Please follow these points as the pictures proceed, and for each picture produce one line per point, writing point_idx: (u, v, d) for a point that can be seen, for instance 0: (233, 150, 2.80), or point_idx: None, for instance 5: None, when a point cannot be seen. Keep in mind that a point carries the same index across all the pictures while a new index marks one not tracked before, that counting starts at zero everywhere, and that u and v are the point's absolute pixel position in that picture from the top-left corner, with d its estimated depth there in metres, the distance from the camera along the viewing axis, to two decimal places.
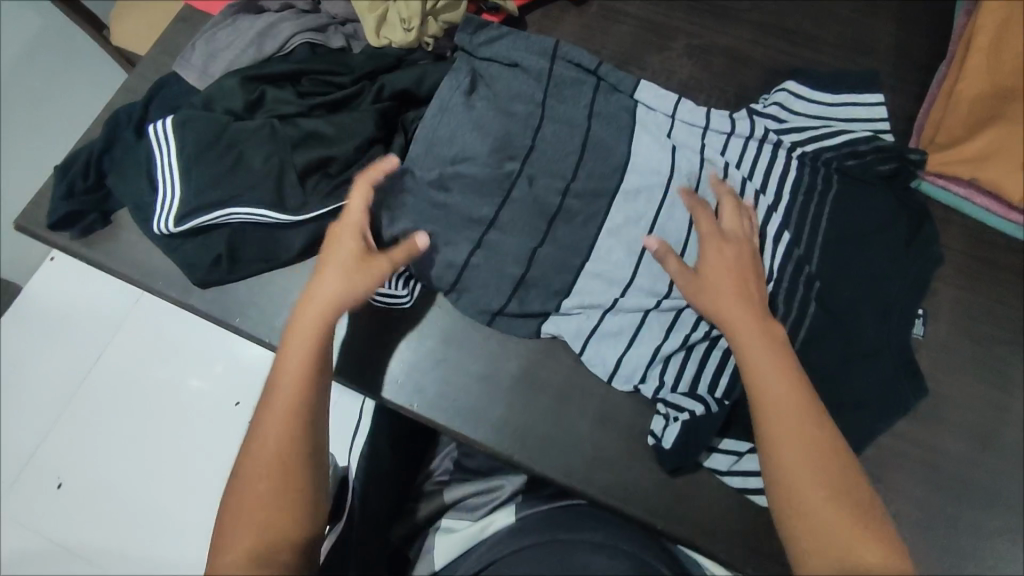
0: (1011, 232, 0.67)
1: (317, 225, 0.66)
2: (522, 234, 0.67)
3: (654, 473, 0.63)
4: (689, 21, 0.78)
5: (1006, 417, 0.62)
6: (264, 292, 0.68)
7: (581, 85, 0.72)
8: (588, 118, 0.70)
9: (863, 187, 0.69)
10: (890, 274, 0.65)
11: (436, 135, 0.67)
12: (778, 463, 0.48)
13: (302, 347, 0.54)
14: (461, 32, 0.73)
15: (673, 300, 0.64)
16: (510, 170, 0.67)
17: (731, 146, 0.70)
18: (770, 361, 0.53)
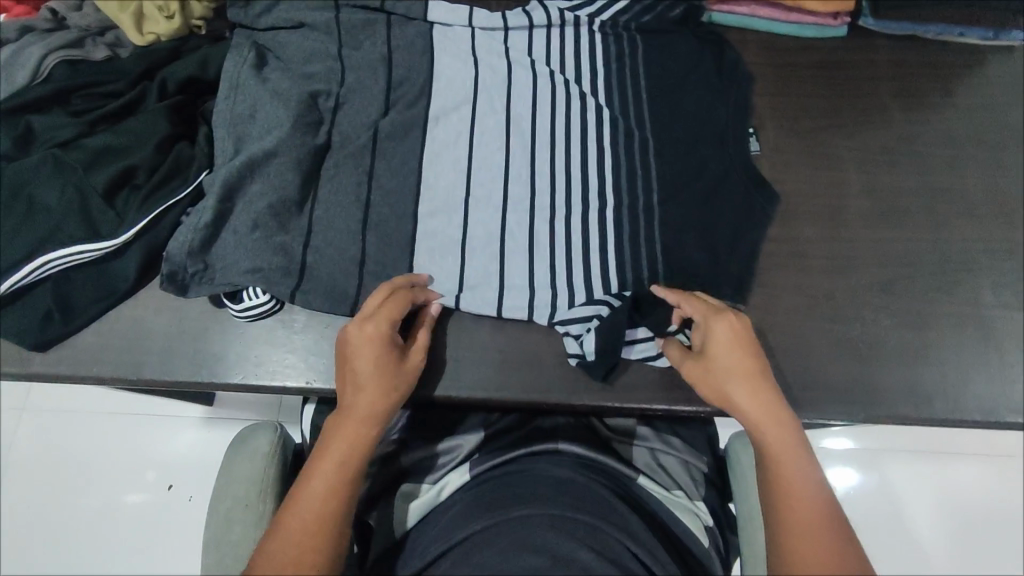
0: (799, 33, 0.73)
1: (143, 241, 0.60)
2: (362, 183, 0.65)
3: (563, 357, 0.64)
4: None
5: (847, 191, 0.67)
6: (112, 332, 0.62)
7: (372, 26, 0.70)
8: (388, 53, 0.69)
9: (665, 35, 0.71)
10: (714, 102, 0.68)
11: (233, 120, 0.64)
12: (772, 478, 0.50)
13: (336, 448, 0.51)
14: (232, 7, 0.70)
15: (521, 200, 0.65)
16: (321, 141, 0.66)
17: (534, 38, 0.71)
18: (745, 381, 0.54)
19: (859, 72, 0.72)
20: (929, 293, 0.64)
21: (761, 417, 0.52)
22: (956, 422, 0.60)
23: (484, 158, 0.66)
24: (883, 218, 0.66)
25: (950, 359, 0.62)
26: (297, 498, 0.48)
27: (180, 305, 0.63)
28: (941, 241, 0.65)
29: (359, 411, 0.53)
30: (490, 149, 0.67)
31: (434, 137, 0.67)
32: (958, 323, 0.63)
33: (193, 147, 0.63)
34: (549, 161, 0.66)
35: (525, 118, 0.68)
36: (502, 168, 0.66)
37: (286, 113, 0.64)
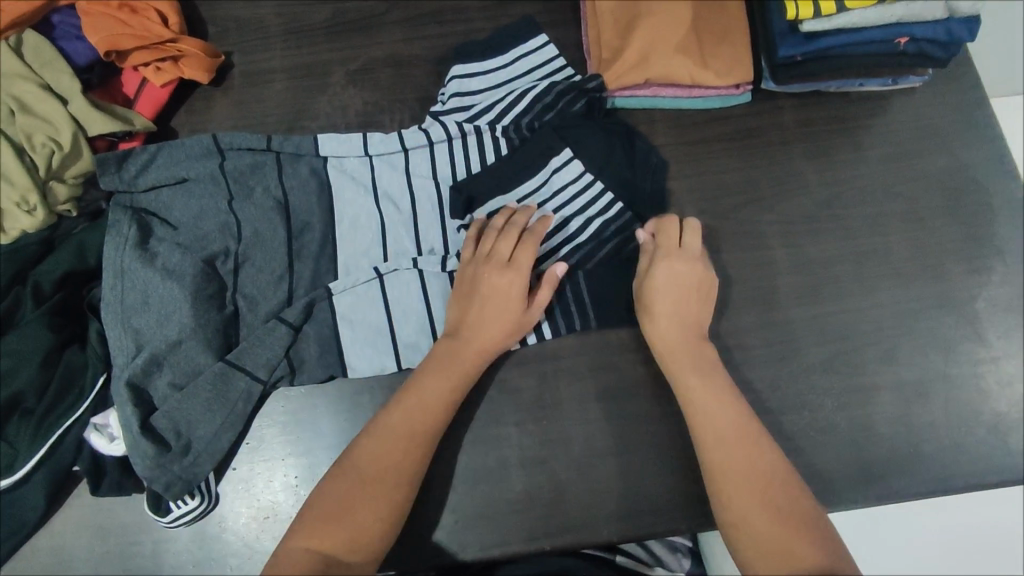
0: (703, 105, 0.70)
1: (44, 469, 0.56)
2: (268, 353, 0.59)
3: (518, 501, 0.59)
4: (338, 48, 0.73)
5: (776, 269, 0.66)
6: (33, 564, 0.58)
7: (261, 169, 0.64)
8: (283, 199, 0.63)
9: (575, 129, 0.66)
10: (631, 200, 0.65)
11: (122, 315, 0.58)
12: (717, 474, 0.52)
13: (389, 447, 0.53)
14: (103, 175, 0.61)
15: None
16: (227, 311, 0.60)
17: (437, 156, 0.66)
18: (713, 396, 0.55)
19: (769, 137, 0.70)
20: (869, 364, 0.63)
21: (728, 443, 0.53)
22: (915, 494, 0.60)
23: (405, 304, 0.61)
24: (814, 292, 0.65)
25: (900, 430, 0.62)
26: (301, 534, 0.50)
27: (100, 524, 0.58)
28: (873, 306, 0.65)
29: (434, 385, 0.56)
30: (408, 293, 0.61)
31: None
32: (902, 391, 0.63)
33: (85, 351, 0.58)
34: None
35: (442, 252, 0.63)
36: (426, 311, 0.61)
37: (181, 293, 0.58)
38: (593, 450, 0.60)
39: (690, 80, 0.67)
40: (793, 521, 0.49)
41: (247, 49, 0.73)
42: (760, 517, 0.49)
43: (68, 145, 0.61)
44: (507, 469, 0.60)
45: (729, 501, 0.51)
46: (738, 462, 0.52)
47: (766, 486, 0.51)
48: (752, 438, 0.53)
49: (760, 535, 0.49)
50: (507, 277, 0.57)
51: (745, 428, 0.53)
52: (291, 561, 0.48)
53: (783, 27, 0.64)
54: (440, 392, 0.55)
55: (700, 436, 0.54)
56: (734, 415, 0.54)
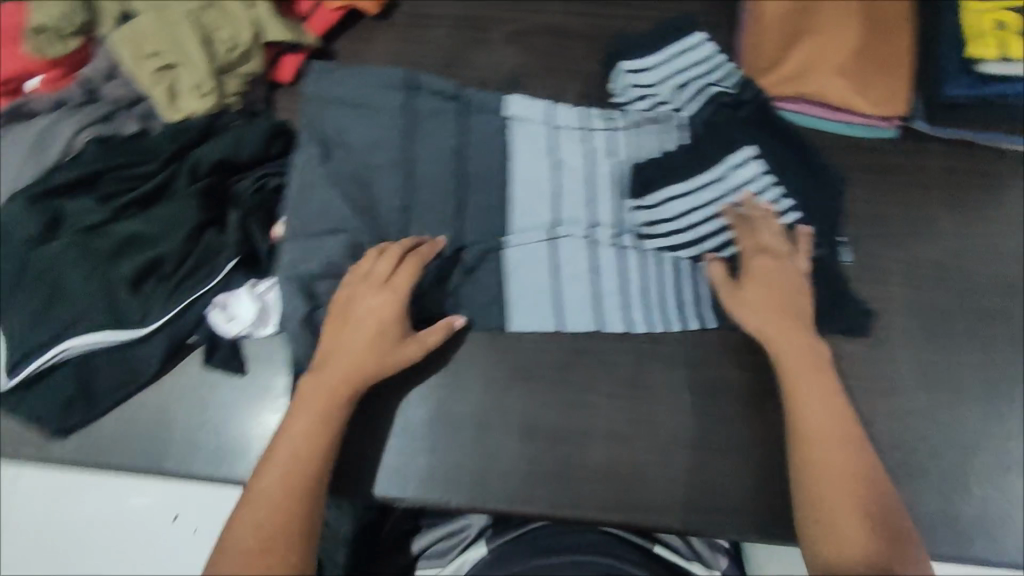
0: (847, 132, 0.69)
1: (168, 330, 0.59)
2: None
3: (594, 470, 0.60)
4: (501, 8, 0.76)
5: (893, 307, 0.65)
6: (136, 419, 0.61)
7: (445, 113, 0.66)
8: (455, 144, 0.65)
9: (762, 132, 0.65)
10: (806, 208, 0.64)
11: (295, 224, 0.62)
12: (809, 452, 0.53)
13: (307, 426, 0.53)
14: (305, 79, 0.67)
15: (615, 313, 0.62)
16: (399, 239, 0.62)
17: (613, 138, 0.66)
18: (823, 395, 0.55)
19: (909, 176, 0.69)
20: (972, 422, 0.62)
21: (825, 434, 0.53)
22: (995, 561, 0.59)
23: (573, 269, 0.62)
24: (928, 338, 0.64)
25: (991, 493, 0.60)
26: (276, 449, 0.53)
27: (202, 396, 0.61)
28: (987, 365, 0.63)
29: (342, 374, 0.55)
30: (577, 259, 0.62)
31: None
32: (1002, 455, 0.61)
33: (222, 235, 0.61)
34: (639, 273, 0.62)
35: (587, 222, 0.63)
36: (589, 282, 0.62)
37: (355, 212, 0.62)
38: (677, 439, 0.60)
39: (842, 103, 0.67)
40: (864, 515, 0.50)
41: None
42: (845, 513, 0.50)
43: (244, 44, 0.65)
44: (589, 437, 0.61)
45: (818, 496, 0.51)
46: (836, 443, 0.53)
47: (858, 473, 0.51)
48: (848, 423, 0.54)
49: (837, 518, 0.50)
50: (382, 299, 0.57)
51: (841, 433, 0.53)
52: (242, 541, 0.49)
53: (954, 67, 0.64)
54: (355, 376, 0.55)
55: (796, 413, 0.54)
56: (835, 414, 0.54)
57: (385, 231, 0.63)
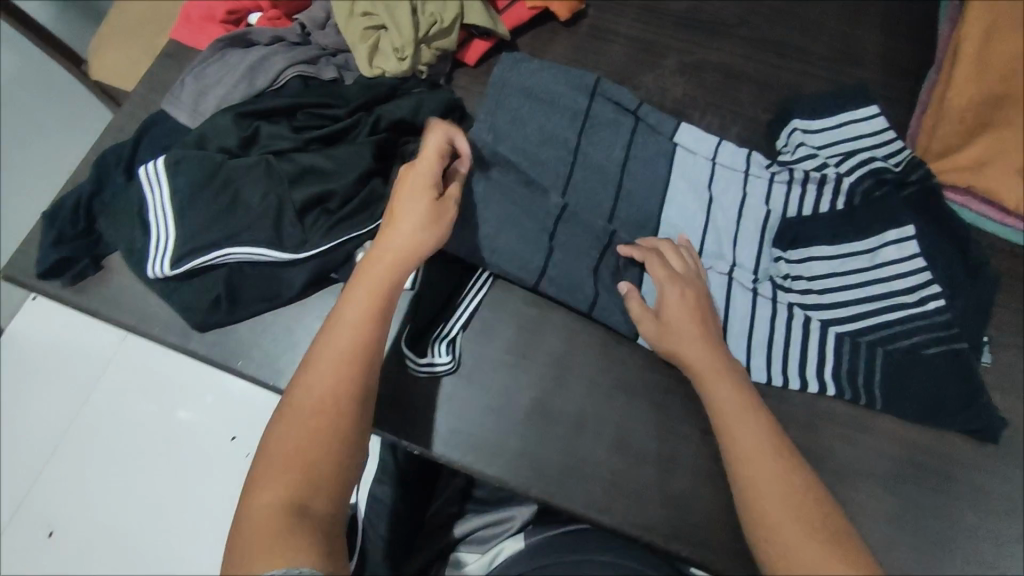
0: (1005, 235, 0.68)
1: (317, 261, 0.64)
2: (523, 258, 0.64)
3: (676, 498, 0.60)
4: (680, 38, 0.78)
5: (1015, 423, 0.63)
6: (265, 332, 0.66)
7: (618, 125, 0.71)
8: (623, 160, 0.70)
9: (920, 215, 0.66)
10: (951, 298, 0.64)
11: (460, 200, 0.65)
12: (744, 483, 0.52)
13: (320, 368, 0.52)
14: (499, 68, 0.73)
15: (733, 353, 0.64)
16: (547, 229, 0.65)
17: (773, 192, 0.69)
18: (750, 429, 0.55)
19: None
20: None
21: (761, 454, 0.53)
22: None
23: None
24: None
25: None
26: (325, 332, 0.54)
27: None
28: None
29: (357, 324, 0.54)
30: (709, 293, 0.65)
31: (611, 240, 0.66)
32: None
33: (386, 187, 0.66)
34: (767, 320, 0.65)
35: (727, 261, 0.67)
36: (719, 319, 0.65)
37: (523, 194, 0.66)
38: None
39: (1014, 204, 0.65)
40: (829, 536, 0.49)
41: (603, 8, 0.80)
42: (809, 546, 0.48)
43: (447, 21, 0.70)
44: (677, 466, 0.61)
45: (765, 510, 0.51)
46: (771, 478, 0.52)
47: (799, 505, 0.51)
48: (785, 453, 0.54)
49: (802, 553, 0.48)
50: (412, 172, 0.59)
51: (778, 453, 0.54)
52: (262, 504, 0.46)
53: None
54: (350, 337, 0.53)
55: (727, 439, 0.55)
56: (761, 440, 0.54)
57: (539, 220, 0.66)
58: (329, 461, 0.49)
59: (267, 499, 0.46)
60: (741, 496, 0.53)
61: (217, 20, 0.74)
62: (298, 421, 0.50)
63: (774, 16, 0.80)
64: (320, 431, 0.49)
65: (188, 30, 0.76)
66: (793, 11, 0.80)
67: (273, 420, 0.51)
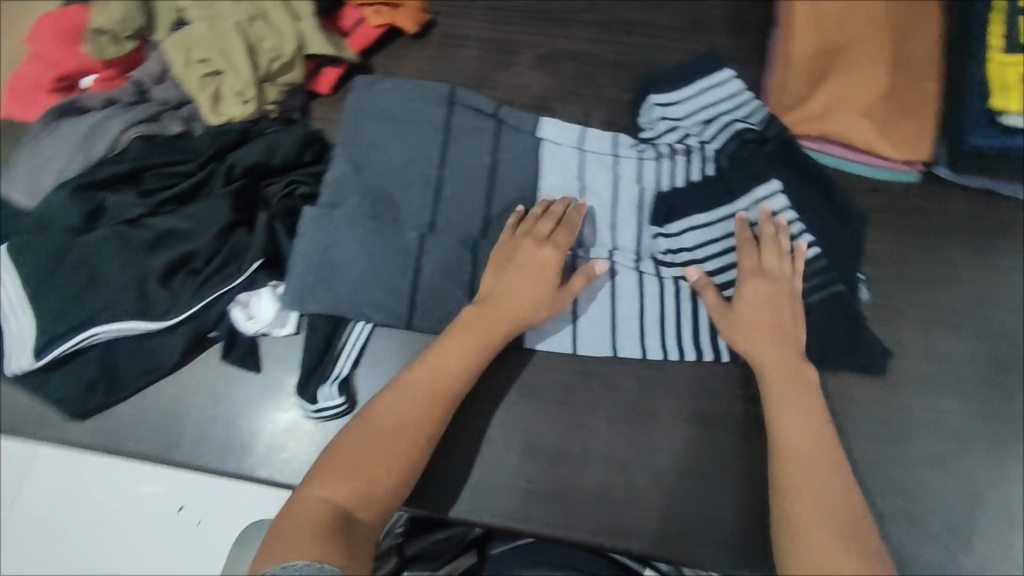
0: (869, 173, 0.70)
1: (190, 324, 0.62)
2: (391, 282, 0.64)
3: (591, 492, 0.60)
4: (531, 32, 0.78)
5: (903, 350, 0.65)
6: (152, 407, 0.64)
7: (481, 130, 0.70)
8: (492, 163, 0.69)
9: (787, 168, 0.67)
10: (822, 241, 0.65)
11: (325, 243, 0.64)
12: (789, 475, 0.52)
13: (416, 405, 0.55)
14: (351, 94, 0.72)
15: (626, 338, 0.64)
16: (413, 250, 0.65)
17: (643, 169, 0.70)
18: (797, 414, 0.55)
19: (928, 220, 0.69)
20: (982, 472, 0.61)
21: (805, 458, 0.53)
22: None
23: (588, 294, 0.64)
24: (938, 384, 0.64)
25: (997, 548, 0.59)
26: (419, 368, 0.58)
27: (216, 389, 0.64)
28: (999, 416, 0.62)
29: (450, 355, 0.58)
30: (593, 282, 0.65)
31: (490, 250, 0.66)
32: (1009, 508, 0.60)
33: (251, 235, 0.65)
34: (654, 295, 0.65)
35: (609, 246, 0.67)
36: (609, 305, 0.64)
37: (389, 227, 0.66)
38: (678, 468, 0.61)
39: (865, 144, 0.68)
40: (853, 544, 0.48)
41: (450, 13, 0.79)
42: (828, 537, 0.48)
43: (287, 55, 0.68)
44: (588, 459, 0.61)
45: (800, 526, 0.49)
46: (821, 487, 0.51)
47: (829, 514, 0.50)
48: (841, 472, 0.53)
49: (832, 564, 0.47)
50: (544, 252, 0.61)
51: (832, 451, 0.54)
52: (308, 508, 0.48)
53: (979, 117, 0.64)
54: (445, 371, 0.57)
55: (775, 430, 0.55)
56: (816, 430, 0.55)
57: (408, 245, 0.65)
58: (378, 491, 0.51)
59: (315, 496, 0.49)
60: (779, 485, 0.52)
61: (45, 90, 0.70)
62: (349, 452, 0.52)
63: None
64: (384, 454, 0.52)
65: (14, 103, 0.71)
66: None
67: (349, 424, 0.55)
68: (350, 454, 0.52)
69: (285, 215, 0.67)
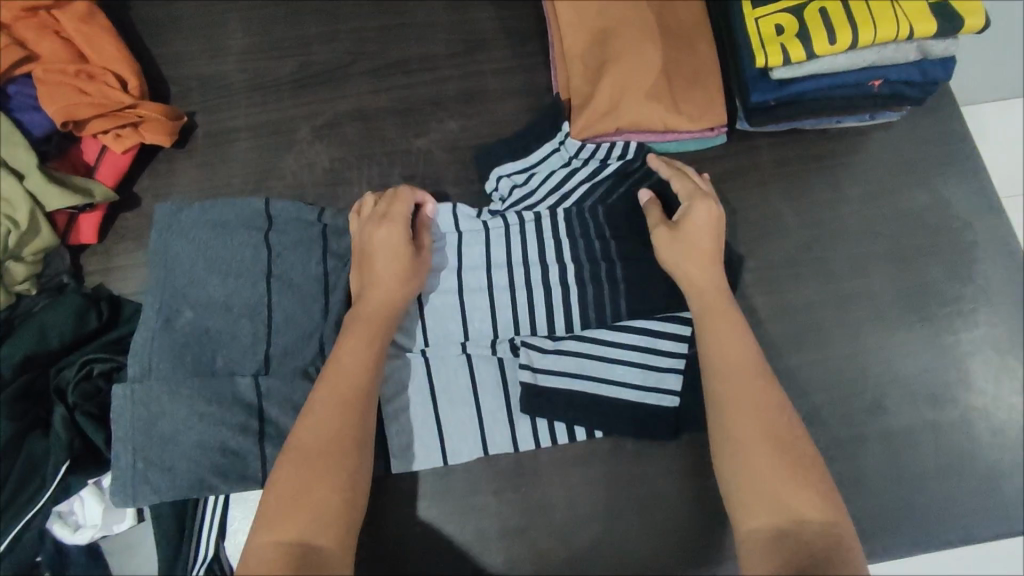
0: (679, 149, 0.69)
1: (8, 562, 0.55)
2: (235, 457, 0.57)
3: (498, 572, 0.58)
4: (302, 103, 0.72)
5: (758, 319, 0.65)
6: None
7: (304, 245, 0.64)
8: (324, 278, 0.63)
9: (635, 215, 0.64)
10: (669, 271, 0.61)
11: (147, 419, 0.56)
12: (722, 404, 0.51)
13: (338, 390, 0.52)
14: (155, 270, 0.63)
15: (494, 430, 0.60)
16: (253, 423, 0.58)
17: (493, 236, 0.63)
18: (730, 336, 0.54)
19: (743, 179, 0.69)
20: (857, 413, 0.62)
21: (734, 375, 0.52)
22: (910, 550, 0.59)
23: (450, 391, 0.60)
24: (798, 340, 0.64)
25: (891, 482, 0.60)
26: (334, 366, 0.53)
27: None
28: (859, 352, 0.63)
29: (356, 349, 0.54)
30: (455, 380, 0.60)
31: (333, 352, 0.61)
32: (891, 438, 0.61)
33: (48, 437, 0.57)
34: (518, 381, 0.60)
35: (461, 339, 0.61)
36: (474, 400, 0.60)
37: (220, 382, 0.58)
38: (576, 517, 0.59)
39: (661, 126, 0.66)
40: (798, 467, 0.47)
41: (209, 108, 0.71)
42: (759, 453, 0.48)
43: (25, 223, 0.60)
44: (485, 540, 0.58)
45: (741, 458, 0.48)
46: (752, 410, 0.50)
47: (780, 443, 0.48)
48: (774, 398, 0.51)
49: (778, 494, 0.46)
50: (383, 227, 0.58)
51: (767, 393, 0.51)
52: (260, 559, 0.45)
53: (754, 73, 0.62)
54: (357, 364, 0.53)
55: (715, 364, 0.53)
56: (745, 343, 0.53)
57: (252, 421, 0.58)
58: (329, 520, 0.47)
59: (269, 542, 0.45)
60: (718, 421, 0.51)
61: None
62: (300, 461, 0.48)
63: (384, 35, 0.74)
64: (330, 467, 0.48)
65: None
66: (401, 20, 0.74)
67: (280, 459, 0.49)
68: (308, 477, 0.48)
69: (91, 402, 0.58)
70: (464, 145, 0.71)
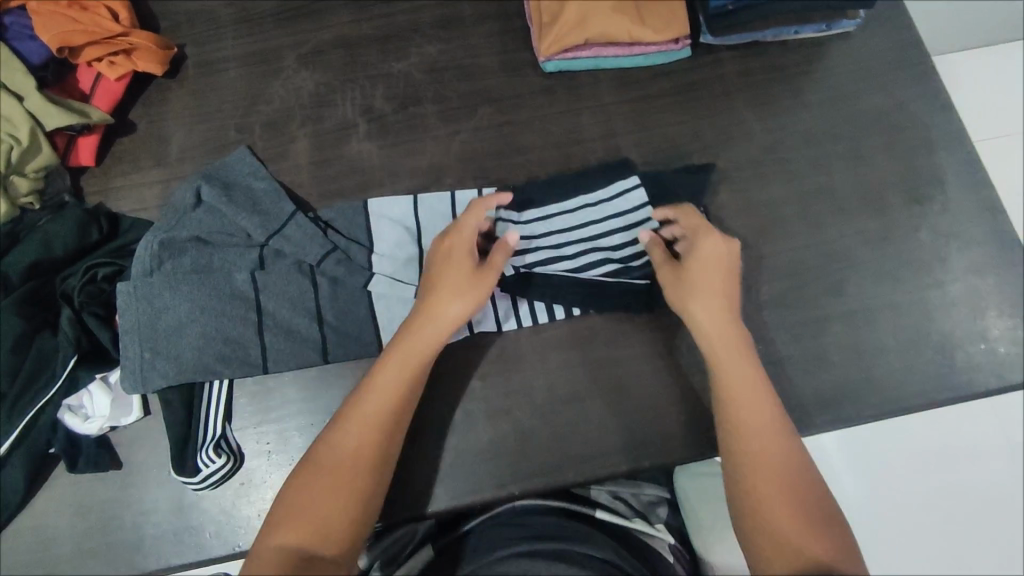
0: (647, 63, 0.72)
1: (22, 450, 0.59)
2: (236, 342, 0.62)
3: (486, 450, 0.61)
4: (287, 34, 0.75)
5: (724, 214, 0.68)
6: (15, 546, 0.60)
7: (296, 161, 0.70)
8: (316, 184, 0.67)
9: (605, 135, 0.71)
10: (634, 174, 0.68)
11: (151, 314, 0.61)
12: (734, 432, 0.54)
13: (376, 401, 0.55)
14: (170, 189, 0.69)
15: (480, 311, 0.63)
16: (251, 313, 0.62)
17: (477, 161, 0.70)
18: (740, 362, 0.56)
19: (710, 88, 0.73)
20: (821, 297, 0.65)
21: (751, 403, 0.55)
22: (873, 416, 0.62)
23: None
24: (763, 229, 0.68)
25: (854, 356, 0.64)
26: (371, 382, 0.55)
27: (79, 501, 0.60)
28: (821, 241, 0.67)
29: (390, 372, 0.55)
30: None
31: (325, 250, 0.64)
32: (852, 316, 0.65)
33: (56, 337, 0.60)
34: None
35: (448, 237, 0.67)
36: None
37: (217, 278, 0.63)
38: (558, 397, 0.62)
39: (628, 38, 0.70)
40: (794, 496, 0.51)
41: (198, 41, 0.75)
42: (767, 481, 0.52)
43: (26, 140, 0.63)
44: (471, 421, 0.62)
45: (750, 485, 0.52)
46: (762, 441, 0.53)
47: (789, 475, 0.52)
48: (782, 430, 0.54)
49: (779, 522, 0.50)
50: (453, 249, 0.59)
51: (773, 421, 0.54)
52: (265, 557, 0.48)
53: None
54: (388, 382, 0.55)
55: (722, 389, 0.56)
56: (752, 369, 0.56)
57: (250, 311, 0.62)
58: (332, 530, 0.50)
59: (278, 545, 0.49)
60: (728, 446, 0.55)
61: None
62: (320, 472, 0.52)
63: None
64: (343, 482, 0.52)
65: None
66: None
67: (297, 471, 0.53)
68: (312, 489, 0.51)
69: (97, 303, 0.62)
70: (442, 66, 0.74)
